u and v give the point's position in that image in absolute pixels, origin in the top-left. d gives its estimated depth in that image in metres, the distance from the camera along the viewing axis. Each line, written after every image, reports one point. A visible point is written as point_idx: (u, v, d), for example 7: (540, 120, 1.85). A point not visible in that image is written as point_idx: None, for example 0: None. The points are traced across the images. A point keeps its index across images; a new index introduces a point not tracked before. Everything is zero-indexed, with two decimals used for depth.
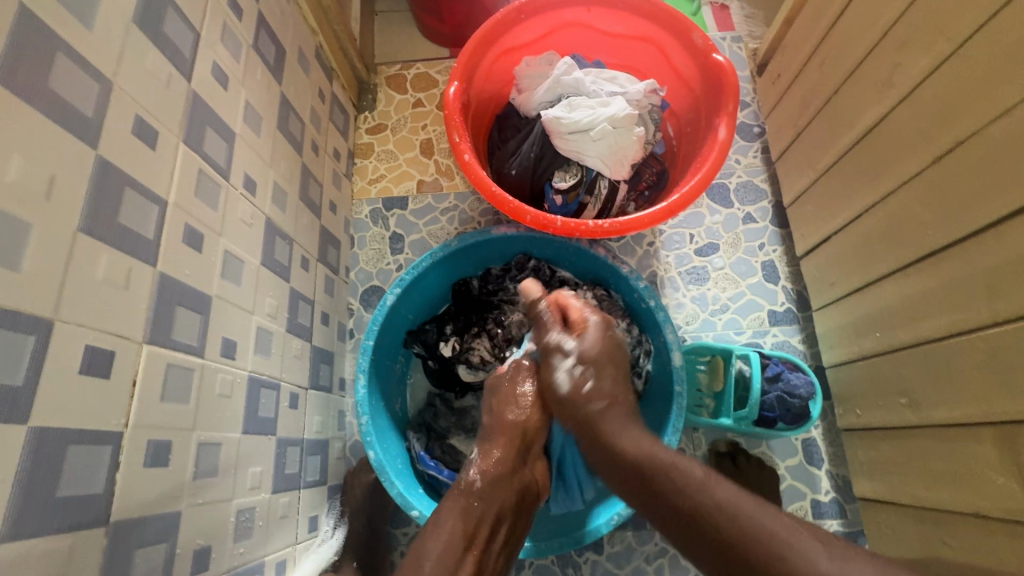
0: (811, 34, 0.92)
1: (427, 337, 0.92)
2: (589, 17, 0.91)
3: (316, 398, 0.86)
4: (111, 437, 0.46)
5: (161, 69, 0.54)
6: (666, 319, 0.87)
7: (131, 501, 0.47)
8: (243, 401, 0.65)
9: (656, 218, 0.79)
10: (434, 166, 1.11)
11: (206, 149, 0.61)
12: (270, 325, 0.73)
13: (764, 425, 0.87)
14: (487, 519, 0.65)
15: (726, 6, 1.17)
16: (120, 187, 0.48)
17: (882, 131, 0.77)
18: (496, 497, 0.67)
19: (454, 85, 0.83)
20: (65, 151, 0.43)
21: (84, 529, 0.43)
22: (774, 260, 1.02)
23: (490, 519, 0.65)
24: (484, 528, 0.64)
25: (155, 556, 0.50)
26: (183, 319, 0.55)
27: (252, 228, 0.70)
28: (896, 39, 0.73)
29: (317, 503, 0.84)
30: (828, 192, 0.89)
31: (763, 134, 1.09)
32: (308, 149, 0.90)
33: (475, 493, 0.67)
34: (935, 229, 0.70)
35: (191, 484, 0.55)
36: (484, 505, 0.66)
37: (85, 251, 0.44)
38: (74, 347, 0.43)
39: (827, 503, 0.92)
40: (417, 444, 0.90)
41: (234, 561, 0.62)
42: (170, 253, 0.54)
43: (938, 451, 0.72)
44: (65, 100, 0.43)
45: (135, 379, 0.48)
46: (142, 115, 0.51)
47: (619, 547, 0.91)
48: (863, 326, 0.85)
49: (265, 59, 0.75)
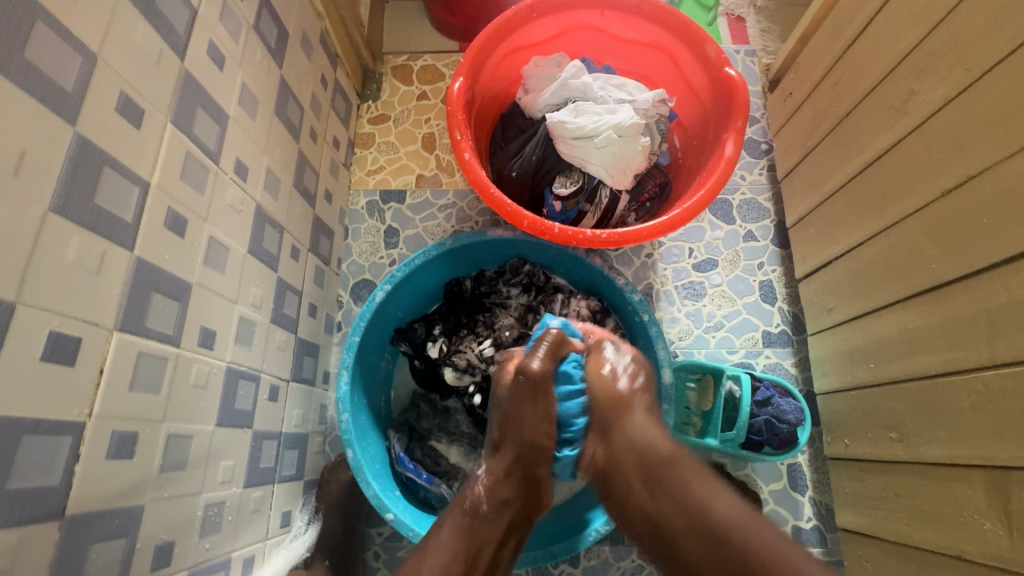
0: (827, 53, 0.90)
1: (415, 335, 0.91)
2: (602, 20, 0.89)
3: (297, 391, 0.85)
4: (73, 428, 0.44)
5: (152, 45, 0.52)
6: (659, 334, 0.85)
7: (89, 494, 0.46)
8: (219, 392, 0.63)
9: (655, 232, 0.77)
10: (435, 161, 1.09)
11: (196, 131, 0.59)
12: (253, 316, 0.71)
13: (750, 448, 0.86)
14: (491, 545, 0.62)
15: (742, 18, 1.15)
16: (98, 167, 0.46)
17: (892, 159, 0.75)
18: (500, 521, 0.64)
19: (460, 81, 0.81)
20: (39, 124, 0.41)
21: (35, 524, 0.41)
22: (772, 280, 1.01)
23: (493, 545, 0.63)
24: (483, 554, 0.61)
25: (113, 551, 0.48)
26: (159, 306, 0.53)
27: (240, 214, 0.68)
28: (914, 65, 0.71)
29: (292, 498, 0.82)
30: (832, 217, 0.88)
31: (771, 151, 1.07)
32: (307, 136, 0.88)
33: (480, 516, 0.63)
34: (939, 265, 0.68)
35: (157, 477, 0.53)
36: (487, 529, 0.63)
37: (56, 231, 0.42)
38: (38, 331, 0.41)
39: (808, 530, 0.91)
40: (397, 444, 0.88)
41: (199, 557, 0.60)
42: (150, 237, 0.52)
43: (923, 490, 0.71)
44: (43, 73, 0.41)
45: (103, 368, 0.47)
46: (128, 92, 0.49)
47: (595, 562, 0.90)
48: (858, 355, 0.84)
49: (266, 41, 0.73)
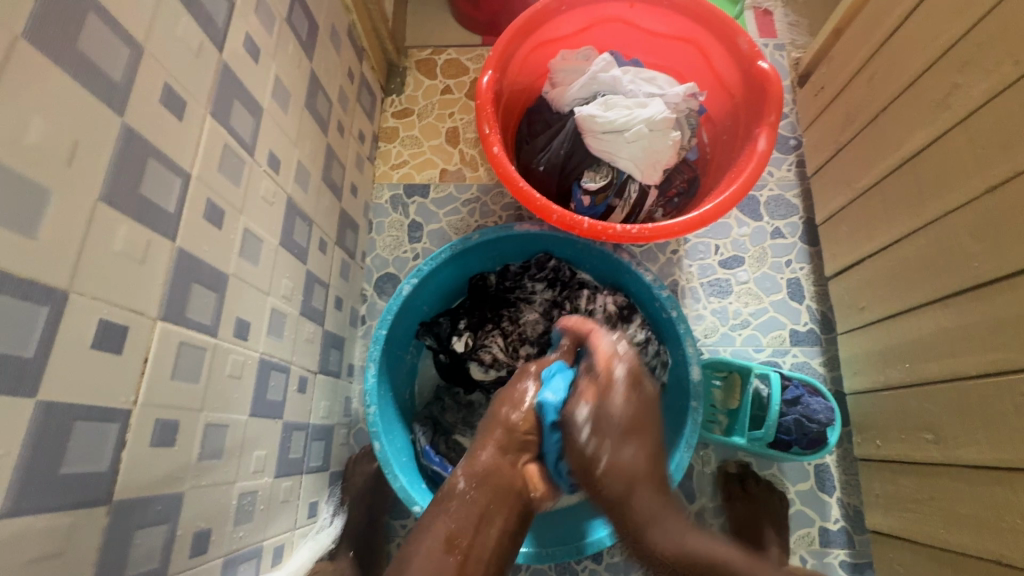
0: (862, 47, 0.88)
1: (440, 329, 0.91)
2: (631, 13, 0.88)
3: (324, 383, 0.85)
4: (120, 415, 0.45)
5: (193, 37, 0.52)
6: (688, 331, 0.85)
7: (133, 482, 0.46)
8: (253, 383, 0.64)
9: (686, 228, 0.76)
10: (459, 155, 1.09)
11: (233, 123, 0.59)
12: (284, 307, 0.71)
13: (778, 447, 0.85)
14: (472, 523, 0.58)
15: (770, 12, 1.13)
16: (143, 157, 0.46)
17: (932, 155, 0.74)
18: (483, 500, 0.61)
19: (488, 74, 0.80)
20: (88, 114, 0.41)
21: (85, 508, 0.42)
22: (800, 278, 0.99)
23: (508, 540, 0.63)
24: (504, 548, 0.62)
25: (155, 537, 0.49)
26: (198, 297, 0.54)
27: (273, 206, 0.68)
28: (957, 57, 0.69)
29: (318, 489, 0.83)
30: (865, 213, 0.86)
31: (800, 147, 1.05)
32: (334, 130, 0.88)
33: (457, 495, 0.62)
34: (981, 263, 0.67)
35: (196, 465, 0.54)
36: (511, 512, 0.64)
37: (105, 221, 0.43)
38: (88, 319, 0.41)
39: (835, 532, 0.90)
40: (422, 438, 0.89)
41: (233, 545, 0.61)
42: (191, 228, 0.52)
43: (961, 493, 0.70)
44: (93, 63, 0.42)
45: (147, 357, 0.47)
46: (170, 83, 0.49)
47: (619, 558, 0.90)
48: (892, 355, 0.82)
49: (298, 34, 0.73)
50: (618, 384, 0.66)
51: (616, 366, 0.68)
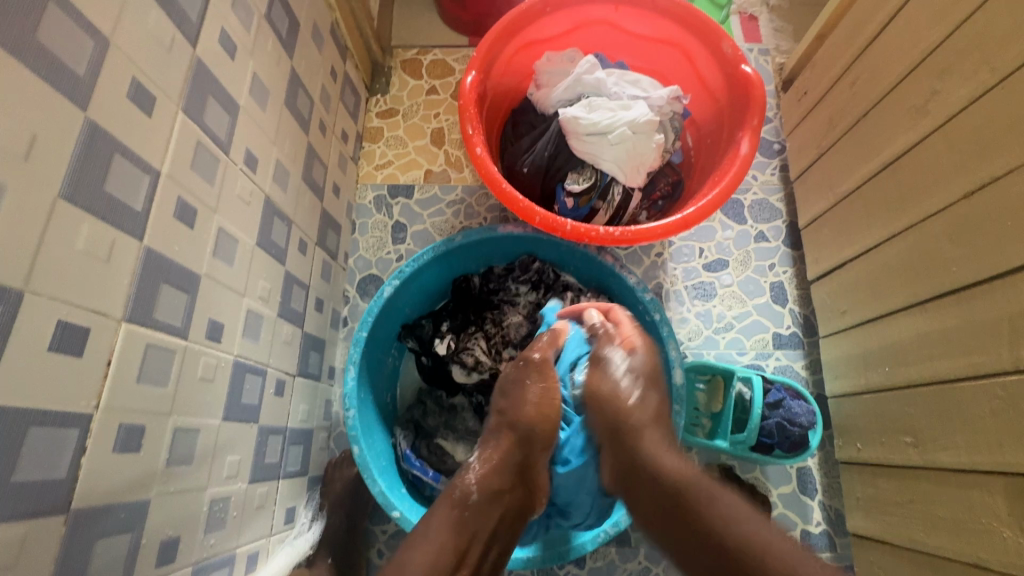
0: (844, 52, 0.88)
1: (422, 332, 0.90)
2: (616, 16, 0.88)
3: (303, 386, 0.84)
4: (79, 420, 0.43)
5: (164, 32, 0.51)
6: (671, 334, 0.84)
7: (94, 489, 0.45)
8: (226, 386, 0.62)
9: (669, 231, 0.76)
10: (444, 156, 1.08)
11: (207, 120, 0.58)
12: (260, 309, 0.70)
13: (760, 451, 0.85)
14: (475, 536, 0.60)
15: (755, 17, 1.14)
16: (108, 154, 0.45)
17: (911, 160, 0.74)
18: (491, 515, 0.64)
19: (472, 74, 0.80)
20: (48, 108, 0.40)
21: (41, 518, 0.40)
22: (783, 281, 1.00)
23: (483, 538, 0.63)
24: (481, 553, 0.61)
25: (118, 547, 0.48)
26: (167, 298, 0.52)
27: (250, 206, 0.67)
28: (936, 64, 0.70)
29: (296, 494, 0.81)
30: (847, 217, 0.87)
31: (783, 151, 1.06)
32: (316, 129, 0.87)
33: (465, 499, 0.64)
34: (959, 268, 0.67)
35: (163, 471, 0.52)
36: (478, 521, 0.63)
37: (65, 219, 0.41)
38: (45, 321, 0.40)
39: (817, 535, 0.90)
40: (403, 441, 0.88)
41: (204, 553, 0.59)
42: (161, 227, 0.51)
43: (940, 497, 0.71)
44: (54, 56, 0.40)
45: (110, 359, 0.46)
46: (139, 78, 0.48)
47: (601, 563, 0.89)
48: (872, 359, 0.83)
49: (277, 31, 0.72)
50: (637, 345, 0.73)
51: (634, 336, 0.74)
